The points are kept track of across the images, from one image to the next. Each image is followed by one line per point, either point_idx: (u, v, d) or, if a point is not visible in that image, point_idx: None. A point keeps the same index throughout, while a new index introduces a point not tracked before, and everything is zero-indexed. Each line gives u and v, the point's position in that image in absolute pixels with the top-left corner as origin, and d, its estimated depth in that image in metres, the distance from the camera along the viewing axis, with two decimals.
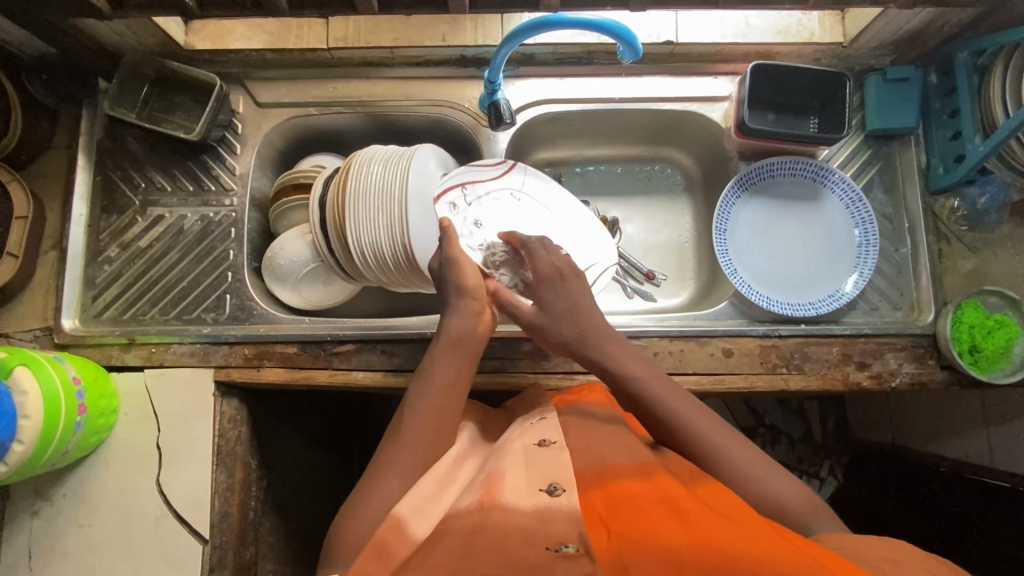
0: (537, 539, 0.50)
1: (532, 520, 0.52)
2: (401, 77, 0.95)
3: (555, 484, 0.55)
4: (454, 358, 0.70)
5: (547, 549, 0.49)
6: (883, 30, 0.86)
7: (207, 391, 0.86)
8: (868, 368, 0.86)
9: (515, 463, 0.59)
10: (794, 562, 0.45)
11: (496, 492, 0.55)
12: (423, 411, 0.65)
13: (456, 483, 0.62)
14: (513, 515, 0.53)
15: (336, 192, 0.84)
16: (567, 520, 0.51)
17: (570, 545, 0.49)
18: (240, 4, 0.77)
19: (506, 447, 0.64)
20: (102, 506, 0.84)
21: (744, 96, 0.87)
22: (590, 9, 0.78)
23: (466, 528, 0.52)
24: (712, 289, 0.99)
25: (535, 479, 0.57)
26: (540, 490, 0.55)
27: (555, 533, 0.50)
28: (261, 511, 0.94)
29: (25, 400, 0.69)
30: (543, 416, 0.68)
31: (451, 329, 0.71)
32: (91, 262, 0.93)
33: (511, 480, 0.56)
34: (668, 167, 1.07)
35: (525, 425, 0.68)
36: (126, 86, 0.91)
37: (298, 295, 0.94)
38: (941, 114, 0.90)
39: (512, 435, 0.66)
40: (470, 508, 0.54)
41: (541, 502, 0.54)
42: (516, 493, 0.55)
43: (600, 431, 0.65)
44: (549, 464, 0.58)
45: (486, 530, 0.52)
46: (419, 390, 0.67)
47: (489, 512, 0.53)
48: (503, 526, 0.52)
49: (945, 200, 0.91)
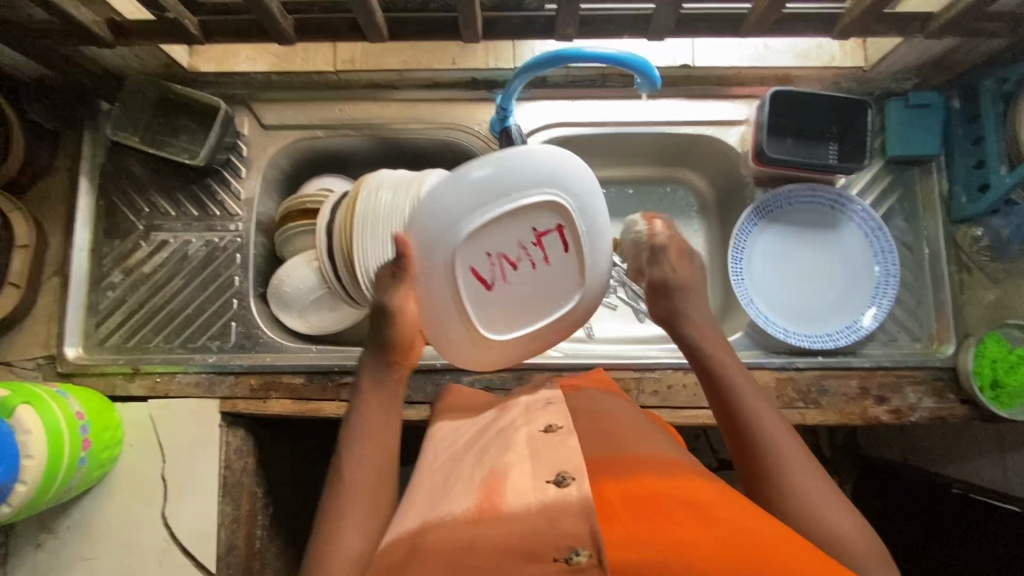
0: (542, 550, 0.39)
1: (537, 519, 0.42)
2: (410, 99, 0.93)
3: (564, 473, 0.46)
4: (380, 400, 0.61)
5: (556, 560, 0.38)
6: (906, 56, 0.84)
7: (212, 421, 0.85)
8: (887, 402, 0.84)
9: (517, 454, 0.50)
10: None
11: (497, 497, 0.46)
12: (362, 452, 0.56)
13: (439, 483, 0.53)
14: (517, 517, 0.43)
15: (343, 218, 0.82)
16: (579, 512, 0.41)
17: (582, 553, 0.38)
18: (247, 32, 0.75)
19: (506, 433, 0.54)
20: (107, 539, 0.83)
21: (762, 122, 0.85)
22: (607, 37, 0.76)
23: (462, 537, 0.43)
24: (726, 315, 0.97)
25: (541, 470, 0.47)
26: (546, 482, 0.45)
27: (564, 533, 0.40)
28: (267, 539, 0.92)
29: (29, 440, 0.67)
30: (550, 401, 0.59)
31: (369, 369, 0.63)
32: (94, 288, 0.91)
33: (514, 473, 0.48)
34: (680, 188, 1.05)
35: (532, 408, 0.58)
36: (129, 109, 0.89)
37: (304, 321, 0.92)
38: (965, 140, 0.87)
39: (516, 418, 0.57)
40: (467, 516, 0.45)
41: (547, 496, 0.44)
42: (519, 489, 0.46)
43: (619, 431, 0.56)
44: (554, 449, 0.49)
45: (485, 539, 0.42)
46: (350, 434, 0.58)
47: (490, 520, 0.44)
48: (503, 535, 0.42)
49: (967, 229, 0.89)
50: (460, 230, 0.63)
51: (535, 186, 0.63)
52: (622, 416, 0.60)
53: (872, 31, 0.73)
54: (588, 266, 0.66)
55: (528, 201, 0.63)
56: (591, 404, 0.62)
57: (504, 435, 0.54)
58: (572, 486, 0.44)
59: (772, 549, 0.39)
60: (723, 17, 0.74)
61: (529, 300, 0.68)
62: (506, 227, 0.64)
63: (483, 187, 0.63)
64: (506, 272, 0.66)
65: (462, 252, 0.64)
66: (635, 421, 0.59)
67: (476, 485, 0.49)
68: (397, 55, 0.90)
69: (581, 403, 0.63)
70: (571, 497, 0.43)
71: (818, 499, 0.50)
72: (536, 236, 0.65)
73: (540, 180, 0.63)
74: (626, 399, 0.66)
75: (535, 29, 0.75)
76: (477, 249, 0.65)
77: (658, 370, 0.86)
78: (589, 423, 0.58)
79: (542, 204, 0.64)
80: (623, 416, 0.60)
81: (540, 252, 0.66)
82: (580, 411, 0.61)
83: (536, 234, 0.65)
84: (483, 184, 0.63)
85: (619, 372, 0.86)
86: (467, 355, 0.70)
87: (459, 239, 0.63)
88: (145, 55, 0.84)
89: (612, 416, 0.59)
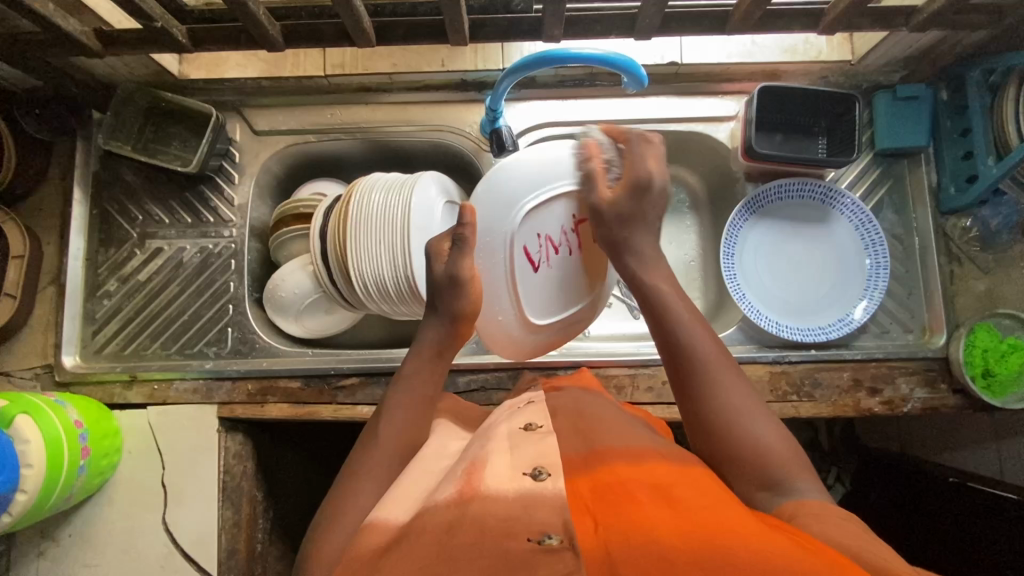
0: (516, 529, 0.41)
1: (514, 507, 0.44)
2: (401, 102, 0.93)
3: (540, 467, 0.48)
4: (429, 368, 0.66)
5: (528, 541, 0.40)
6: (892, 49, 0.84)
7: (211, 427, 0.85)
8: (880, 394, 0.84)
9: (496, 445, 0.52)
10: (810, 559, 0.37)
11: (477, 480, 0.48)
12: (400, 418, 0.61)
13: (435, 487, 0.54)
14: (496, 502, 0.45)
15: (336, 223, 0.82)
16: (553, 506, 0.43)
17: (554, 537, 0.40)
18: (234, 39, 0.76)
19: (490, 430, 0.58)
20: (109, 546, 0.84)
21: (751, 117, 0.85)
22: (593, 37, 0.77)
23: (442, 525, 0.44)
24: (719, 311, 0.97)
25: (519, 462, 0.49)
26: (522, 474, 0.47)
27: (537, 522, 0.42)
28: (268, 542, 0.93)
29: (28, 449, 0.67)
30: (532, 400, 0.63)
31: (428, 340, 0.68)
32: (91, 297, 0.91)
33: (492, 460, 0.50)
34: (673, 185, 1.05)
35: (513, 408, 0.62)
36: (121, 117, 0.90)
37: (300, 325, 0.92)
38: (953, 132, 0.88)
39: (499, 418, 0.61)
40: (449, 503, 0.46)
41: (523, 486, 0.46)
42: (497, 476, 0.47)
43: (595, 417, 0.59)
44: (532, 444, 0.52)
45: (464, 524, 0.43)
46: (395, 399, 0.63)
47: (469, 504, 0.45)
48: (483, 516, 0.43)
49: (957, 220, 0.89)
50: (522, 207, 0.67)
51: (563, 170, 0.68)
52: (603, 413, 0.61)
53: (856, 26, 0.74)
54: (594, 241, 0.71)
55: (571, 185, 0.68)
56: (575, 398, 0.64)
57: (487, 431, 0.58)
58: (547, 481, 0.46)
59: (731, 527, 0.40)
60: (708, 15, 0.74)
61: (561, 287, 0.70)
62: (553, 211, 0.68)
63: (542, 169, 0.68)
64: (552, 257, 0.69)
65: (517, 232, 0.67)
66: (610, 416, 0.60)
67: (458, 476, 0.50)
68: (387, 58, 0.90)
69: (560, 399, 0.63)
70: (546, 491, 0.45)
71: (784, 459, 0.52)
72: (573, 220, 0.69)
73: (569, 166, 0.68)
74: (607, 399, 0.67)
75: (522, 31, 0.76)
76: (529, 234, 0.68)
77: (653, 367, 0.86)
78: (566, 418, 0.59)
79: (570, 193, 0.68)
80: (601, 413, 0.60)
81: (577, 239, 0.69)
82: (558, 408, 0.61)
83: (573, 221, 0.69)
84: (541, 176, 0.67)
85: (612, 369, 0.86)
86: (506, 344, 0.75)
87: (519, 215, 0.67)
88: (135, 63, 0.84)
89: (590, 412, 0.60)
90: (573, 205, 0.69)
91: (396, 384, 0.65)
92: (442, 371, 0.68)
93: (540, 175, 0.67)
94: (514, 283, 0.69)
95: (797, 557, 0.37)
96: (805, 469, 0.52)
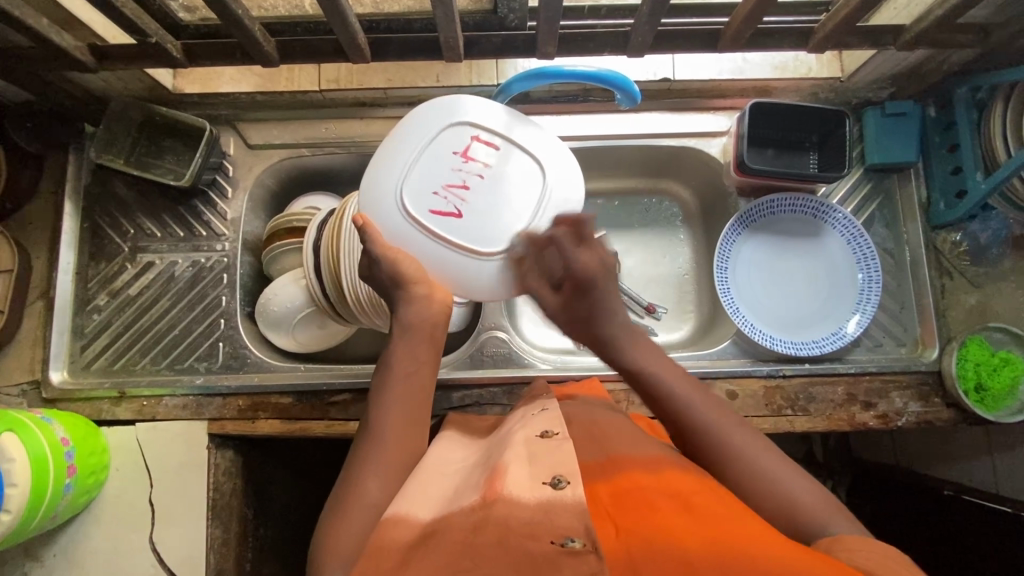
0: (539, 532, 0.42)
1: (536, 513, 0.43)
2: (394, 116, 0.94)
3: (559, 476, 0.46)
4: (409, 346, 0.59)
5: (552, 544, 0.41)
6: (880, 66, 0.86)
7: (200, 443, 0.84)
8: (874, 408, 0.85)
9: (514, 453, 0.51)
10: (828, 565, 0.39)
11: (498, 484, 0.47)
12: (387, 408, 0.57)
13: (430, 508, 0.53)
14: (518, 506, 0.44)
15: (329, 237, 0.81)
16: (574, 511, 0.43)
17: (576, 540, 0.40)
18: (229, 55, 0.76)
19: (506, 439, 0.56)
20: (94, 566, 0.82)
21: (742, 133, 0.85)
22: (587, 54, 0.78)
23: (467, 525, 0.44)
24: (713, 326, 0.97)
25: (538, 470, 0.48)
26: (542, 483, 0.46)
27: (560, 525, 0.42)
28: (256, 562, 0.91)
29: (13, 467, 0.66)
30: (544, 407, 0.61)
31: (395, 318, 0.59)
32: (80, 311, 0.90)
33: (512, 467, 0.48)
34: (666, 200, 1.05)
35: (527, 415, 0.61)
36: (112, 131, 0.89)
37: (292, 339, 0.91)
38: (941, 147, 0.89)
39: (513, 427, 0.59)
40: (467, 508, 0.46)
41: (543, 495, 0.45)
42: (517, 482, 0.46)
43: (609, 425, 0.59)
44: (551, 452, 0.50)
45: (488, 525, 0.43)
46: (381, 382, 0.58)
47: (492, 505, 0.45)
48: (506, 520, 0.43)
49: (946, 235, 0.90)
50: (409, 177, 0.62)
51: (435, 125, 0.64)
52: (614, 420, 0.60)
53: (846, 44, 0.75)
54: (523, 157, 0.64)
55: (435, 131, 0.63)
56: (585, 406, 0.64)
57: (504, 440, 0.57)
58: (567, 488, 0.45)
59: (752, 533, 0.41)
60: (699, 33, 0.76)
61: (500, 210, 0.62)
62: (434, 157, 0.63)
63: (416, 126, 0.63)
64: (465, 193, 0.62)
65: (408, 199, 0.61)
66: (624, 424, 0.60)
67: (478, 481, 0.50)
68: (381, 74, 0.91)
69: (573, 409, 0.63)
70: (566, 498, 0.44)
71: (827, 513, 0.50)
72: (461, 155, 0.63)
73: (440, 118, 0.64)
74: (614, 404, 0.67)
75: (517, 47, 0.77)
76: (423, 199, 0.62)
77: None
78: (581, 427, 0.59)
79: (450, 130, 0.64)
80: (618, 424, 0.60)
81: (475, 164, 0.63)
82: (573, 416, 0.61)
83: (461, 151, 0.63)
84: (426, 145, 0.63)
85: (608, 383, 0.85)
86: (489, 291, 0.64)
87: (411, 169, 0.62)
88: (129, 77, 0.84)
89: (603, 420, 0.60)
90: (452, 142, 0.63)
91: (383, 366, 0.59)
92: (435, 350, 0.60)
93: (398, 159, 0.63)
94: (478, 248, 0.62)
95: (814, 563, 0.38)
96: (827, 503, 0.51)
